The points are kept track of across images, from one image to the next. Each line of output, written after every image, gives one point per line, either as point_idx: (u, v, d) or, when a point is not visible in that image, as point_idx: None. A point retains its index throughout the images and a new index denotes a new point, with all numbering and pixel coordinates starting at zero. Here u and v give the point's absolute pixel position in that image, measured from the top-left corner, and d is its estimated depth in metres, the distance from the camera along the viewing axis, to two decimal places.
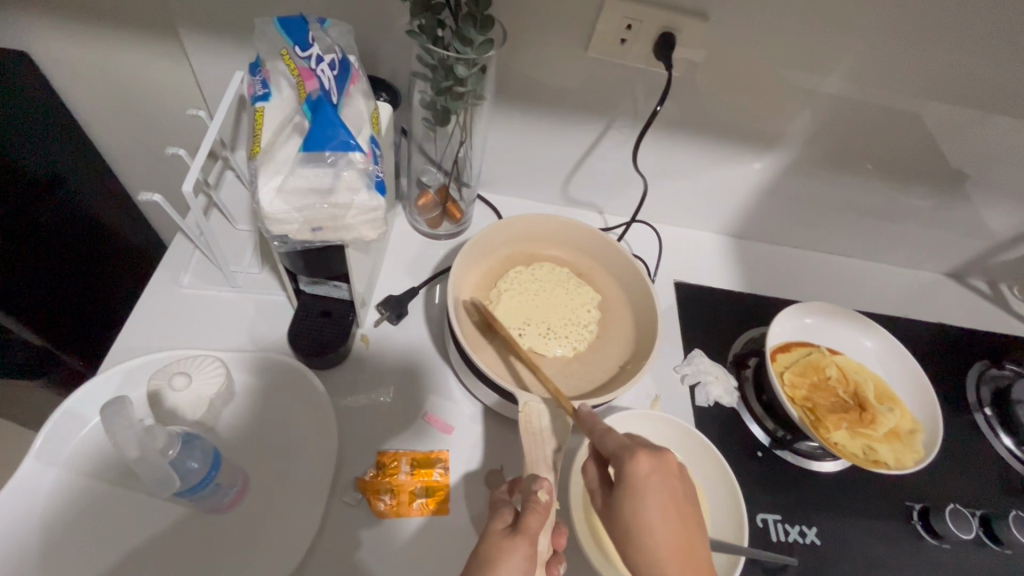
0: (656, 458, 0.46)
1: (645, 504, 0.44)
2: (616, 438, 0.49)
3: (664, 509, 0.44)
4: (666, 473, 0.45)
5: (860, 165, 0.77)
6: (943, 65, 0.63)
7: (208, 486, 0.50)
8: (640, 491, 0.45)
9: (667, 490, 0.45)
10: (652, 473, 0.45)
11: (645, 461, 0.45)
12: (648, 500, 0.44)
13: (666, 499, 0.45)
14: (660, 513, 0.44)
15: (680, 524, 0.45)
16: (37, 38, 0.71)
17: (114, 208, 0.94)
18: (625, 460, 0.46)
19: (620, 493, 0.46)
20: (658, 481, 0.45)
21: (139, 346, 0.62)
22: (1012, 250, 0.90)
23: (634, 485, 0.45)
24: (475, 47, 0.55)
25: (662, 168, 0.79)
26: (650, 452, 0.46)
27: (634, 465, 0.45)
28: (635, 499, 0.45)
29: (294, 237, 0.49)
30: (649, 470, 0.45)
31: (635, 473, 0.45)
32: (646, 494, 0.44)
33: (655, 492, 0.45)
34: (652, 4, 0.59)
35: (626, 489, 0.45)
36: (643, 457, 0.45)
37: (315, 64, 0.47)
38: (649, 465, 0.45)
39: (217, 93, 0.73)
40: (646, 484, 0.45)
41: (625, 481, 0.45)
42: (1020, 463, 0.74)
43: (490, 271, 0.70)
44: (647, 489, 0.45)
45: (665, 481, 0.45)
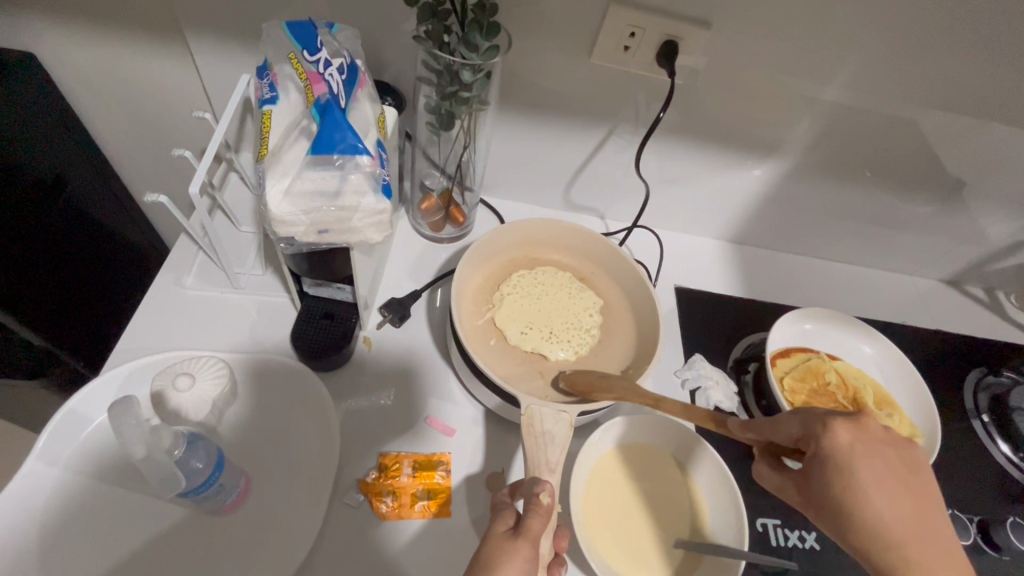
0: (856, 426, 0.39)
1: (864, 489, 0.37)
2: (785, 425, 0.42)
3: (888, 479, 0.38)
4: (874, 440, 0.39)
5: (859, 172, 0.78)
6: (940, 74, 0.64)
7: (212, 487, 0.50)
8: (855, 470, 0.38)
9: (884, 453, 0.39)
10: (859, 442, 0.39)
11: (845, 431, 0.39)
12: (866, 478, 0.37)
13: (885, 470, 0.38)
14: (886, 489, 0.37)
15: (911, 494, 0.38)
16: (44, 41, 0.72)
17: (118, 209, 0.95)
18: (819, 437, 0.39)
19: (829, 480, 0.38)
20: (871, 448, 0.38)
21: (142, 347, 0.62)
22: (1009, 258, 0.91)
23: (840, 463, 0.38)
24: (480, 54, 0.55)
25: (664, 174, 0.80)
26: (848, 420, 0.40)
27: (832, 441, 0.39)
28: (854, 481, 0.37)
29: (300, 239, 0.49)
30: (853, 437, 0.39)
31: (837, 449, 0.38)
32: (864, 468, 0.38)
33: (874, 462, 0.38)
34: (656, 12, 0.60)
35: (841, 472, 0.38)
36: (840, 426, 0.39)
37: (323, 69, 0.48)
38: (850, 434, 0.39)
39: (222, 95, 0.74)
40: (858, 460, 0.38)
41: (830, 463, 0.38)
42: (1016, 469, 0.74)
43: (493, 275, 0.70)
44: (862, 464, 0.38)
45: (877, 447, 0.38)
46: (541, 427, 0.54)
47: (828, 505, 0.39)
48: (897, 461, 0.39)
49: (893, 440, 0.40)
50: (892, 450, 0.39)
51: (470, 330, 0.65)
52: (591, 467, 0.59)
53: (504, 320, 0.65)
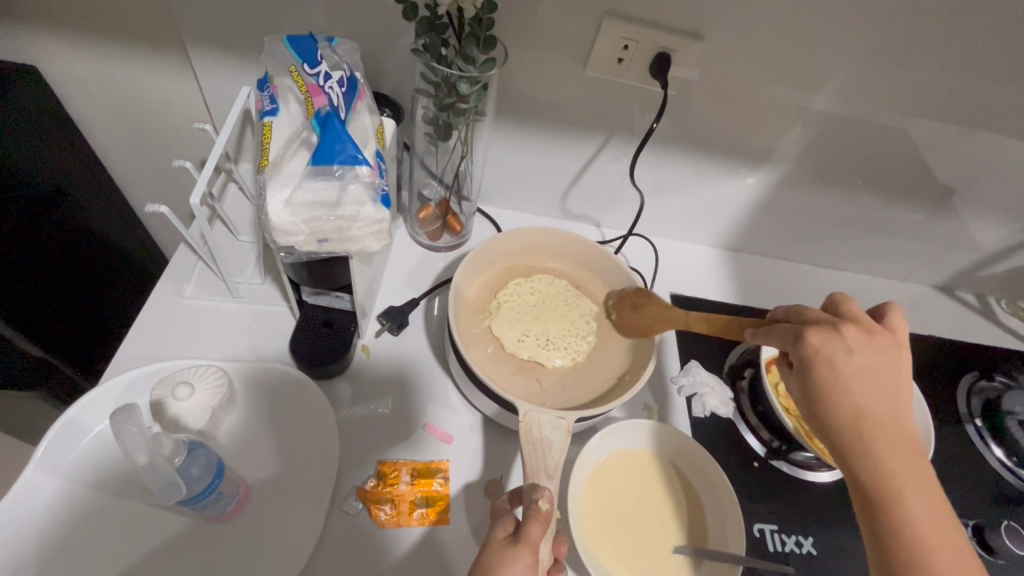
0: (831, 334, 0.45)
1: (827, 382, 0.43)
2: (776, 331, 0.48)
3: (856, 376, 0.43)
4: (846, 345, 0.44)
5: (851, 180, 0.79)
6: (927, 84, 0.65)
7: (211, 496, 0.50)
8: (820, 369, 0.44)
9: (855, 355, 0.44)
10: (830, 346, 0.44)
11: (816, 336, 0.45)
12: (831, 375, 0.43)
13: (848, 371, 0.43)
14: (853, 383, 0.43)
15: (875, 389, 0.44)
16: (47, 54, 0.73)
17: (118, 220, 0.95)
18: (795, 342, 0.46)
19: (803, 376, 0.45)
20: (840, 350, 0.44)
21: (142, 357, 0.62)
22: (999, 264, 0.92)
23: (810, 363, 0.44)
24: (477, 66, 0.56)
25: (659, 183, 0.81)
26: (826, 328, 0.45)
27: (804, 346, 0.45)
28: (821, 377, 0.44)
29: (300, 248, 0.49)
30: (823, 343, 0.44)
31: (809, 352, 0.44)
32: (832, 366, 0.44)
33: (841, 361, 0.44)
34: (649, 24, 0.61)
35: (811, 371, 0.44)
36: (814, 333, 0.45)
37: (323, 81, 0.49)
38: (823, 340, 0.44)
39: (222, 106, 0.75)
40: (826, 361, 0.44)
41: (802, 363, 0.45)
42: (1010, 473, 0.75)
43: (489, 282, 0.71)
44: (828, 364, 0.44)
45: (845, 351, 0.44)
46: (539, 433, 0.54)
47: (802, 398, 0.46)
48: (868, 363, 0.44)
49: (870, 346, 0.45)
50: (867, 353, 0.44)
51: (467, 338, 0.65)
52: (589, 473, 0.60)
53: (501, 327, 0.66)
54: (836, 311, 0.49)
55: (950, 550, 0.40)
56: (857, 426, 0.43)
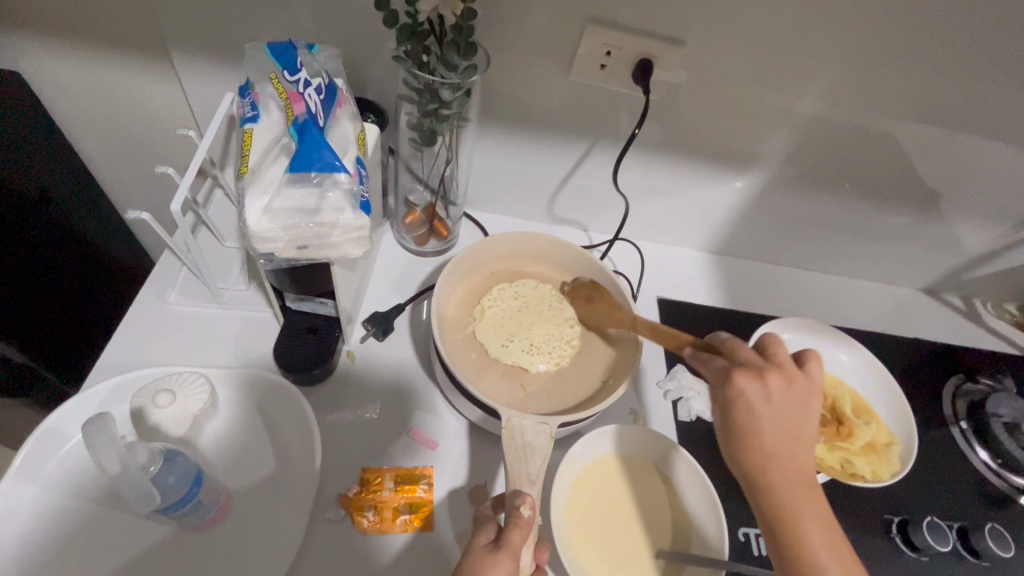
0: (755, 379, 0.46)
1: (745, 425, 0.45)
2: (711, 367, 0.49)
3: (776, 421, 0.45)
4: (767, 391, 0.45)
5: (836, 183, 0.80)
6: (908, 88, 0.66)
7: (190, 504, 0.50)
8: (742, 411, 0.45)
9: (776, 401, 0.45)
10: (756, 392, 0.45)
11: (743, 381, 0.46)
12: (752, 419, 0.45)
13: (765, 417, 0.45)
14: (771, 428, 0.45)
15: (791, 432, 0.45)
16: (31, 60, 0.72)
17: (104, 226, 0.95)
18: (724, 383, 0.47)
19: (726, 417, 0.46)
20: (764, 396, 0.45)
21: (124, 364, 0.62)
22: (985, 267, 0.93)
23: (735, 406, 0.45)
24: (459, 73, 0.56)
25: (645, 187, 0.81)
26: (753, 373, 0.46)
27: (732, 390, 0.46)
28: (741, 421, 0.45)
29: (280, 255, 0.49)
30: (746, 389, 0.45)
31: (734, 395, 0.46)
32: (754, 410, 0.45)
33: (762, 405, 0.45)
34: (632, 30, 0.62)
35: (732, 414, 0.45)
36: (741, 377, 0.46)
37: (303, 88, 0.49)
38: (749, 386, 0.45)
39: (208, 112, 0.75)
40: (747, 404, 0.45)
41: (727, 404, 0.46)
42: (994, 475, 0.75)
43: (475, 288, 0.71)
44: (752, 409, 0.45)
45: (767, 397, 0.45)
46: (521, 439, 0.54)
47: (724, 435, 0.47)
48: (785, 410, 0.45)
49: (790, 393, 0.46)
50: (787, 399, 0.45)
51: (452, 344, 0.65)
52: (573, 478, 0.60)
53: (485, 333, 0.66)
54: (767, 349, 0.49)
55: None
56: (771, 467, 0.44)
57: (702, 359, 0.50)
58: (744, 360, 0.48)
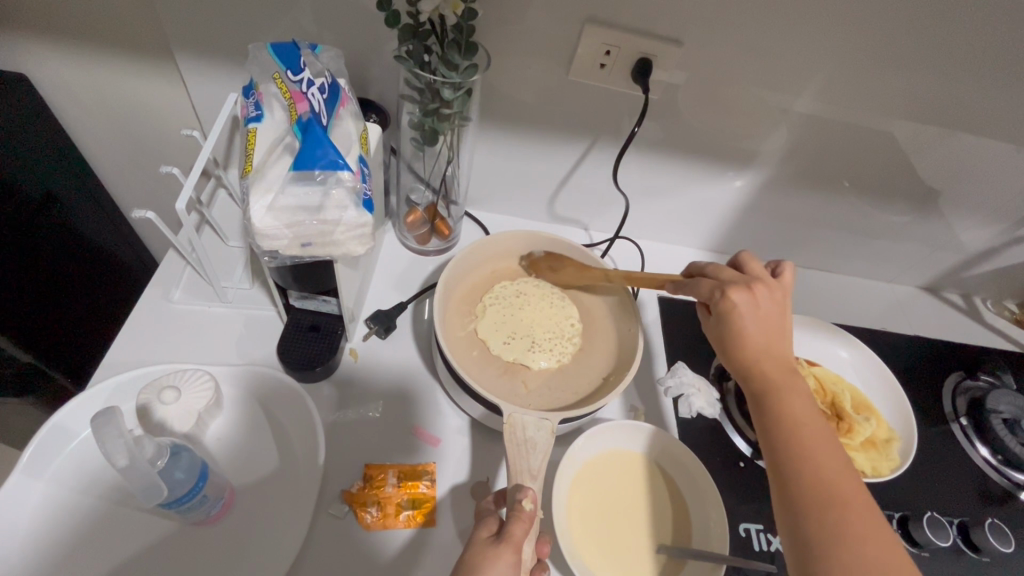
0: (745, 289, 0.54)
1: (738, 325, 0.53)
2: (703, 285, 0.56)
3: (761, 321, 0.53)
4: (755, 298, 0.53)
5: (834, 181, 0.80)
6: (905, 86, 0.67)
7: (195, 498, 0.51)
8: (735, 315, 0.53)
9: (761, 306, 0.53)
10: (745, 300, 0.53)
11: (736, 292, 0.53)
12: (743, 321, 0.52)
13: (753, 318, 0.53)
14: (758, 327, 0.52)
15: (772, 332, 0.53)
16: (38, 63, 0.73)
17: (108, 226, 0.96)
18: (717, 296, 0.54)
19: (721, 322, 0.54)
20: (752, 301, 0.53)
21: (130, 361, 0.63)
22: (985, 264, 0.93)
23: (728, 312, 0.53)
24: (460, 73, 0.57)
25: (644, 186, 0.82)
26: (740, 286, 0.54)
27: (724, 300, 0.53)
28: (734, 323, 0.53)
29: (284, 252, 0.50)
30: (738, 297, 0.53)
31: (728, 303, 0.53)
32: (744, 313, 0.53)
33: (750, 308, 0.53)
34: (630, 30, 0.62)
35: (727, 318, 0.53)
36: (733, 288, 0.53)
37: (306, 88, 0.50)
38: (740, 296, 0.53)
39: (212, 114, 0.76)
40: (739, 308, 0.53)
41: (720, 312, 0.53)
42: (995, 472, 0.76)
43: (475, 286, 0.71)
44: (741, 312, 0.53)
45: (755, 303, 0.53)
46: (522, 435, 0.54)
47: (717, 339, 0.54)
48: (769, 313, 0.53)
49: (772, 300, 0.54)
50: (771, 305, 0.54)
51: (453, 342, 0.65)
52: (575, 474, 0.60)
53: (487, 330, 0.67)
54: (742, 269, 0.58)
55: (835, 456, 0.48)
56: (758, 359, 0.52)
57: (689, 283, 0.57)
58: (730, 278, 0.55)
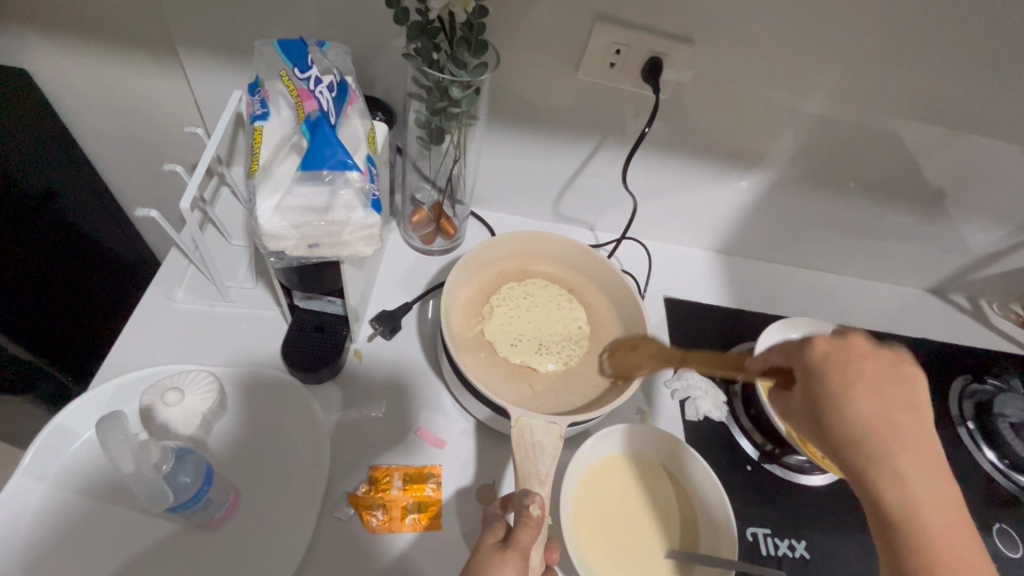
0: (837, 342, 0.47)
1: (838, 385, 0.44)
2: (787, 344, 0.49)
3: (873, 383, 0.44)
4: (856, 352, 0.46)
5: (843, 183, 0.80)
6: (917, 87, 0.66)
7: (200, 502, 0.50)
8: (825, 373, 0.45)
9: (869, 364, 0.45)
10: (837, 355, 0.46)
11: (822, 343, 0.47)
12: (838, 380, 0.44)
13: (856, 379, 0.44)
14: (861, 393, 0.43)
15: (891, 396, 0.44)
16: (39, 58, 0.72)
17: (109, 224, 0.95)
18: (801, 352, 0.47)
19: (808, 383, 0.46)
20: (849, 358, 0.45)
21: (132, 362, 0.62)
22: (992, 267, 0.92)
23: (814, 370, 0.46)
24: (469, 71, 0.56)
25: (652, 187, 0.81)
26: (835, 340, 0.47)
27: (809, 353, 0.47)
28: (826, 384, 0.45)
29: (291, 253, 0.49)
30: (829, 352, 0.46)
31: (813, 356, 0.46)
32: (840, 373, 0.45)
33: (851, 367, 0.45)
34: (640, 29, 0.61)
35: (816, 377, 0.45)
36: (818, 339, 0.47)
37: (314, 85, 0.49)
38: (826, 349, 0.46)
39: (215, 110, 0.75)
40: (829, 366, 0.45)
41: (805, 371, 0.46)
42: (1002, 476, 0.75)
43: (482, 287, 0.71)
44: (833, 369, 0.45)
45: (852, 359, 0.45)
46: (531, 438, 0.54)
47: (806, 402, 0.46)
48: (881, 373, 0.45)
49: (882, 358, 0.46)
50: (882, 365, 0.46)
51: (459, 343, 0.65)
52: (581, 478, 0.60)
53: (494, 332, 0.66)
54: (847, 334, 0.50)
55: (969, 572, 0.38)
56: (872, 438, 0.42)
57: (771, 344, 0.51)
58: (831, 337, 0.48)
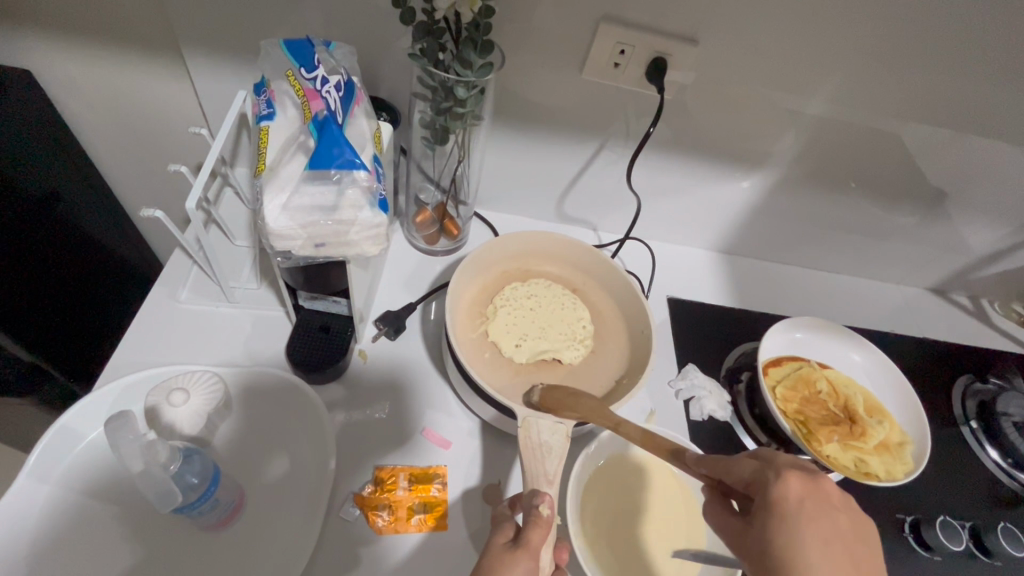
0: (811, 482, 0.37)
1: (801, 536, 0.35)
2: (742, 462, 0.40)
3: (812, 544, 0.35)
4: (826, 498, 0.36)
5: (846, 183, 0.80)
6: (918, 89, 0.66)
7: (207, 502, 0.50)
8: (794, 523, 0.35)
9: (805, 509, 0.36)
10: (812, 500, 0.36)
11: (795, 486, 0.36)
12: (811, 534, 0.35)
13: (834, 535, 0.35)
14: (822, 554, 0.34)
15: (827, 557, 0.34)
16: (44, 60, 0.72)
17: (112, 226, 0.94)
18: (769, 481, 0.37)
19: (774, 530, 0.36)
20: (826, 507, 0.36)
21: (137, 363, 0.62)
22: (993, 267, 0.93)
23: (789, 517, 0.35)
24: (474, 71, 0.56)
25: (655, 188, 0.81)
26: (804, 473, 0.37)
27: (781, 491, 0.36)
28: (795, 541, 0.35)
29: (298, 253, 0.49)
30: (806, 493, 0.36)
31: (785, 497, 0.36)
32: (802, 528, 0.35)
33: (810, 520, 0.35)
34: (645, 30, 0.62)
35: (790, 528, 0.35)
36: (793, 477, 0.37)
37: (321, 86, 0.49)
38: (801, 489, 0.36)
39: (218, 112, 0.75)
40: (803, 512, 0.35)
41: (776, 517, 0.36)
42: (1005, 475, 0.75)
43: (487, 287, 0.71)
44: (809, 523, 0.35)
45: (828, 507, 0.36)
46: (538, 438, 0.53)
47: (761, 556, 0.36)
48: (817, 534, 0.35)
49: (823, 502, 0.36)
50: (814, 518, 0.35)
51: (464, 344, 0.65)
52: (588, 477, 0.60)
53: (498, 331, 0.66)
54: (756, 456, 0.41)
55: None
56: None
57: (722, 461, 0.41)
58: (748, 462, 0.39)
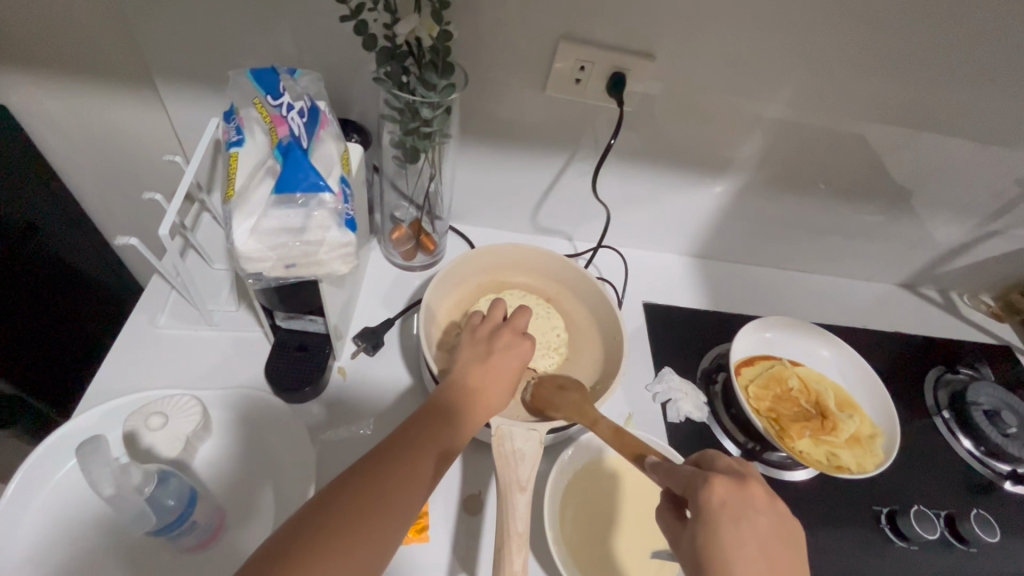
0: (736, 486, 0.41)
1: (724, 534, 0.38)
2: (681, 470, 0.43)
3: (733, 540, 0.38)
4: (749, 501, 0.40)
5: (809, 184, 0.82)
6: (870, 93, 0.69)
7: (184, 524, 0.51)
8: (719, 524, 0.39)
9: (729, 511, 0.39)
10: (733, 501, 0.40)
11: (720, 487, 0.40)
12: (730, 531, 0.38)
13: (754, 534, 0.39)
14: (746, 547, 0.38)
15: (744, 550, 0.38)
16: (19, 94, 0.74)
17: (91, 255, 0.95)
18: (698, 486, 0.41)
19: (701, 531, 0.39)
20: (745, 509, 0.39)
21: (116, 390, 0.62)
22: (959, 260, 0.95)
23: (713, 517, 0.39)
24: (438, 92, 0.58)
25: (626, 196, 0.84)
26: (732, 479, 0.41)
27: (707, 493, 0.40)
28: (715, 536, 0.39)
29: (269, 274, 0.51)
30: (728, 496, 0.40)
31: (710, 499, 0.40)
32: (724, 528, 0.39)
33: (732, 524, 0.39)
34: (604, 46, 0.64)
35: (711, 525, 0.39)
36: (718, 482, 0.41)
37: (286, 111, 0.51)
38: (726, 491, 0.40)
39: (193, 138, 0.76)
40: (725, 514, 0.39)
41: (703, 518, 0.39)
42: (979, 464, 0.77)
43: (462, 300, 0.72)
44: (731, 523, 0.39)
45: (747, 509, 0.39)
46: (511, 445, 0.54)
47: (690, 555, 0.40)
48: (737, 533, 0.39)
49: (741, 500, 0.40)
50: (735, 518, 0.39)
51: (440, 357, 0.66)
52: (567, 482, 0.61)
53: None
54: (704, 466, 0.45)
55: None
56: None
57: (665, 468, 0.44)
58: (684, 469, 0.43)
